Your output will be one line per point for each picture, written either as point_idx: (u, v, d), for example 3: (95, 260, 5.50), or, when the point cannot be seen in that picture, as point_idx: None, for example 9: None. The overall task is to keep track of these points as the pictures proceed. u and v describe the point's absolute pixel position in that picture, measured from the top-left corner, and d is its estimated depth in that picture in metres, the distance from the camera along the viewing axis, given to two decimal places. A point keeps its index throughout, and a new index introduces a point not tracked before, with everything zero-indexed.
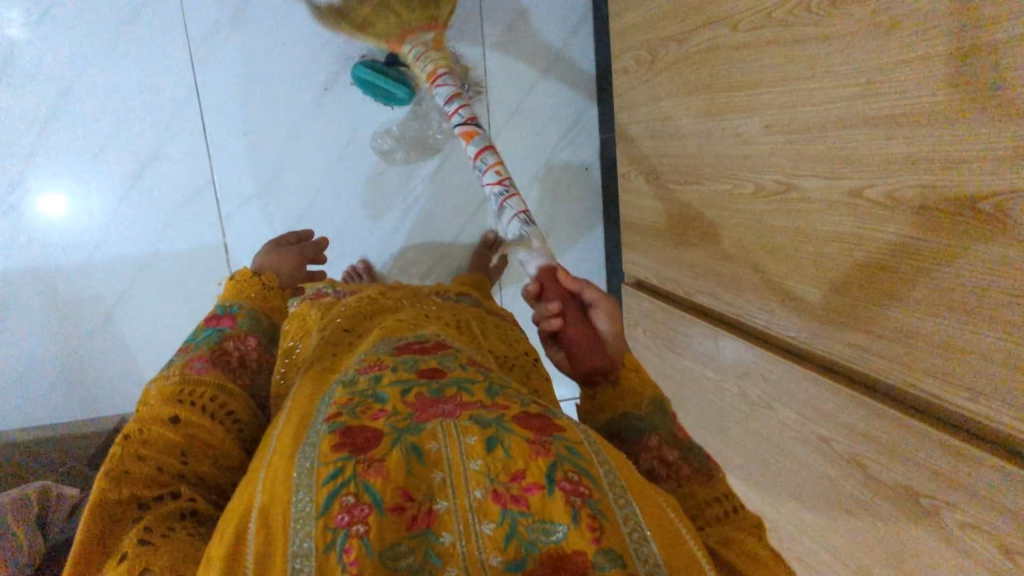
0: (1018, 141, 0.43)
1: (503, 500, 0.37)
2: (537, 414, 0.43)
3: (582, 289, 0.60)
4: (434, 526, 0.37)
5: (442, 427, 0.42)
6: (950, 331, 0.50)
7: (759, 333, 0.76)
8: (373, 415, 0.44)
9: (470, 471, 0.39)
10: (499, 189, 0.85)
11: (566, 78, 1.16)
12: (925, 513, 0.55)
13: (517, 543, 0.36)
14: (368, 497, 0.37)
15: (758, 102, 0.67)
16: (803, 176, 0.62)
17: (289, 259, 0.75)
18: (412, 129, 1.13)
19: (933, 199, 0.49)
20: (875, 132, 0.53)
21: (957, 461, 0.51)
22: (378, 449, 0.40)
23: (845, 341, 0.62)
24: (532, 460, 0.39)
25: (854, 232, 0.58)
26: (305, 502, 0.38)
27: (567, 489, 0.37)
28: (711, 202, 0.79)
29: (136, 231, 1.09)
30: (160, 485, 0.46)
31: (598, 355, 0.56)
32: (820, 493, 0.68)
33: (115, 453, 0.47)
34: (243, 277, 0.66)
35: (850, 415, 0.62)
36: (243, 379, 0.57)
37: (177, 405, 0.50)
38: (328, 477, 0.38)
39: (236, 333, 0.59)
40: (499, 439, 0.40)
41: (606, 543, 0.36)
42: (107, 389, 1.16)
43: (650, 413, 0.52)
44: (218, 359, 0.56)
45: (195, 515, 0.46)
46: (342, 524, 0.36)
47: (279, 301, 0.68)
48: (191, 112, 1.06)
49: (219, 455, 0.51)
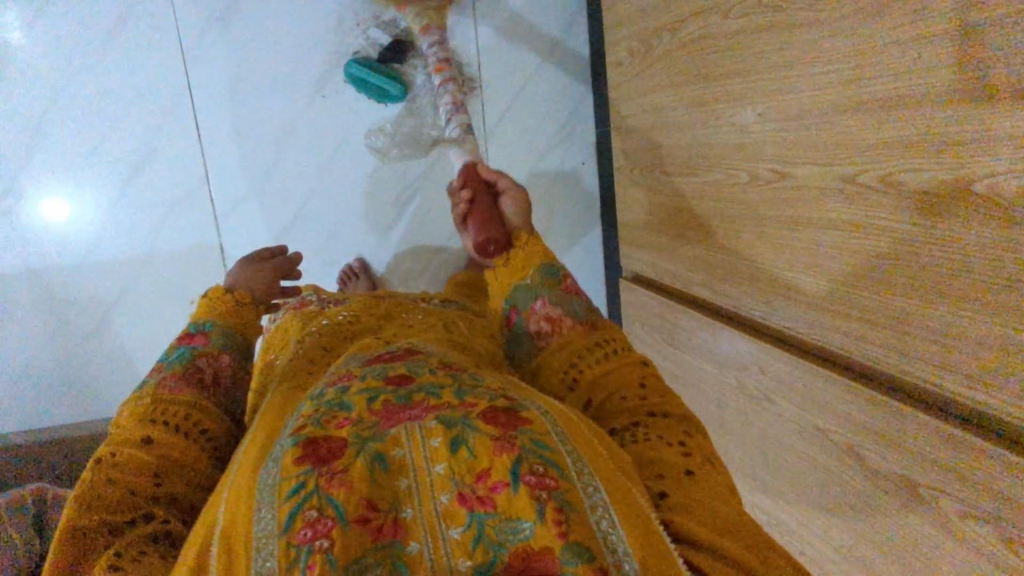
0: (1010, 122, 0.43)
1: (469, 503, 0.38)
2: (504, 409, 0.43)
3: (495, 179, 0.76)
4: (401, 536, 0.37)
5: (407, 432, 0.42)
6: (946, 317, 0.51)
7: (757, 325, 0.77)
8: (338, 424, 0.43)
9: (435, 476, 0.39)
10: (450, 108, 0.96)
11: (557, 74, 1.17)
12: (926, 503, 0.56)
13: (484, 546, 0.36)
14: (332, 509, 0.37)
15: (753, 90, 0.68)
16: (799, 164, 0.63)
17: (262, 276, 0.73)
18: (406, 126, 1.13)
19: (929, 185, 0.50)
20: (870, 118, 0.54)
21: (957, 448, 0.52)
22: (341, 459, 0.40)
23: (843, 329, 0.62)
24: (495, 458, 0.39)
25: (851, 220, 0.58)
26: (268, 520, 0.37)
27: (532, 483, 0.38)
28: (707, 192, 0.80)
29: (129, 234, 1.09)
30: (134, 507, 0.47)
31: (491, 228, 0.70)
32: (820, 484, 0.69)
33: (87, 477, 0.49)
34: (215, 295, 0.68)
35: (849, 404, 0.63)
36: (217, 396, 0.59)
37: (149, 426, 0.52)
38: (291, 492, 0.38)
39: (209, 351, 0.61)
40: (463, 440, 0.40)
41: (572, 538, 0.36)
42: (103, 395, 1.15)
43: (537, 279, 0.64)
44: (191, 376, 0.58)
45: (168, 537, 0.46)
46: (306, 540, 0.35)
47: (251, 316, 0.69)
48: (184, 111, 1.06)
49: (193, 475, 0.52)
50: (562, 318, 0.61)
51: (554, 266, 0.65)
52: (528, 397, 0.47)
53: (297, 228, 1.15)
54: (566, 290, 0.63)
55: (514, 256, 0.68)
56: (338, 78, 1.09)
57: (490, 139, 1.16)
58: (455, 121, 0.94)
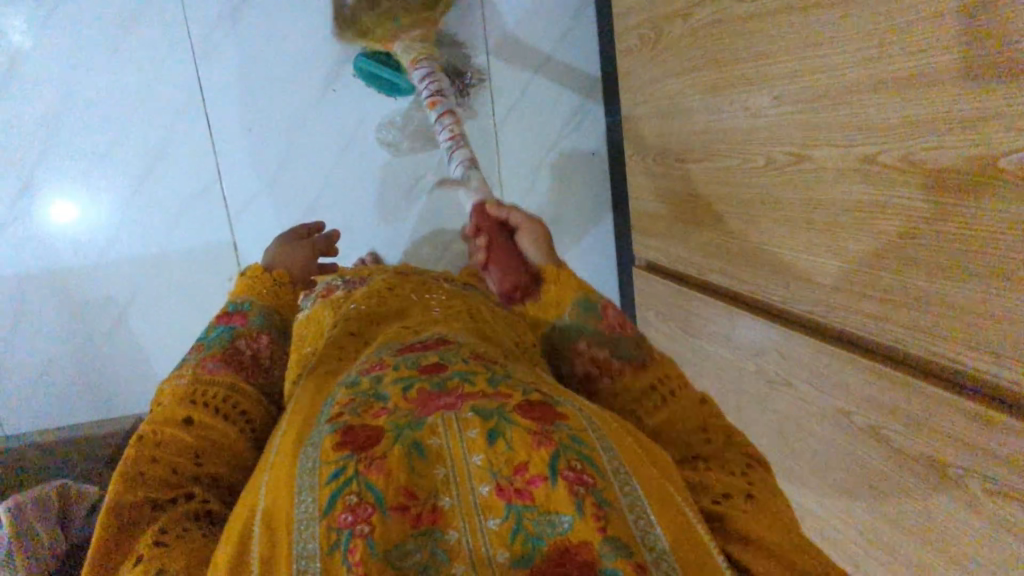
0: None
1: (507, 495, 0.38)
2: (540, 402, 0.43)
3: (509, 213, 0.67)
4: (439, 524, 0.37)
5: (442, 421, 0.42)
6: (970, 295, 0.49)
7: (774, 309, 0.75)
8: (375, 414, 0.43)
9: (473, 467, 0.39)
10: (449, 143, 0.96)
11: (568, 64, 1.15)
12: (952, 483, 0.54)
13: (523, 538, 0.36)
14: (371, 495, 0.37)
15: (767, 73, 0.66)
16: (814, 146, 0.61)
17: (300, 253, 0.83)
18: (415, 119, 1.13)
19: (952, 161, 0.48)
20: (887, 97, 0.52)
21: (984, 426, 0.50)
22: (379, 445, 0.40)
23: (865, 311, 0.60)
24: (534, 451, 0.39)
25: (873, 202, 0.56)
26: (308, 503, 0.38)
27: (570, 479, 0.37)
28: (722, 177, 0.78)
29: (143, 231, 1.10)
30: (175, 486, 0.47)
31: (517, 273, 0.64)
32: (842, 469, 0.67)
33: (131, 456, 0.49)
34: (255, 274, 0.74)
35: (871, 387, 0.61)
36: (255, 378, 0.60)
37: (189, 407, 0.52)
38: (331, 477, 0.38)
39: (248, 332, 0.64)
40: (500, 432, 0.40)
41: (612, 532, 0.35)
42: (122, 389, 1.17)
43: (576, 316, 0.59)
44: (230, 357, 0.59)
45: (209, 515, 0.47)
46: (347, 524, 0.36)
47: (289, 296, 0.76)
48: (195, 109, 1.06)
49: (232, 456, 0.52)
50: (605, 362, 0.56)
51: (593, 298, 0.59)
52: (562, 392, 0.46)
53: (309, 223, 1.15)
54: (609, 328, 0.57)
55: (546, 293, 0.62)
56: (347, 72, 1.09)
57: (501, 129, 1.15)
58: (458, 159, 0.95)
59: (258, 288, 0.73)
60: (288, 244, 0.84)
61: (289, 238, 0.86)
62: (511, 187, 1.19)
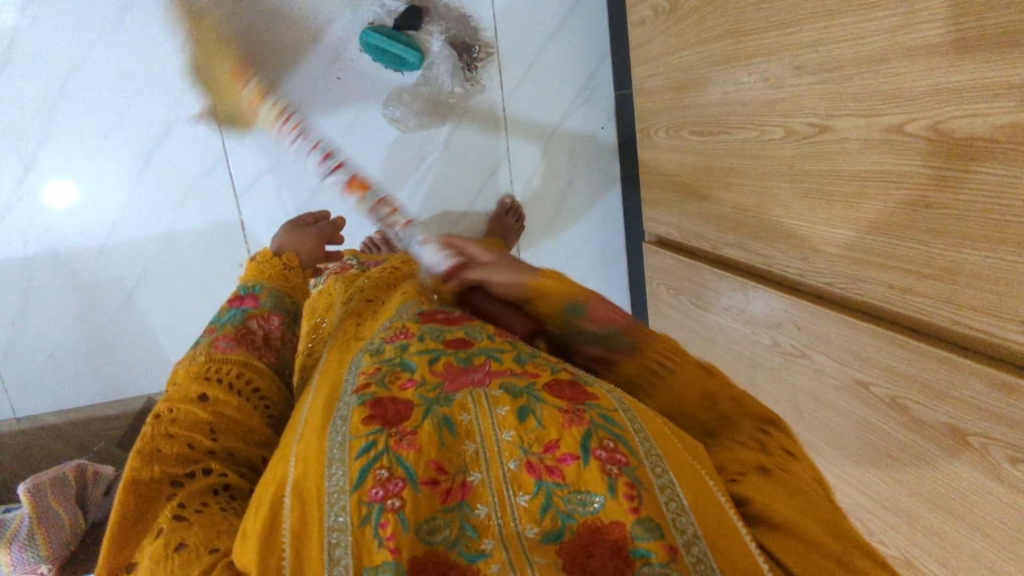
0: None
1: (538, 472, 0.38)
2: (570, 383, 0.44)
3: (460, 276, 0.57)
4: (468, 499, 0.38)
5: (472, 398, 0.43)
6: (999, 264, 0.48)
7: (790, 280, 0.74)
8: (401, 385, 0.46)
9: (503, 443, 0.40)
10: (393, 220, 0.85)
11: (575, 37, 1.14)
12: (975, 451, 0.53)
13: (553, 514, 0.37)
14: (401, 471, 0.38)
15: (787, 43, 0.65)
16: (837, 116, 0.60)
17: (311, 238, 0.79)
18: (423, 94, 1.10)
19: (981, 129, 0.47)
20: (916, 64, 0.51)
21: (1008, 395, 0.49)
22: (409, 420, 0.41)
23: (885, 282, 0.59)
24: (565, 430, 0.40)
25: (900, 171, 0.55)
26: (338, 476, 0.38)
27: (603, 458, 0.38)
28: (739, 149, 0.77)
29: (149, 212, 1.09)
30: (192, 461, 0.47)
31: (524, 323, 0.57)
32: (861, 439, 0.66)
33: (146, 433, 0.48)
34: (265, 259, 0.70)
35: (891, 356, 0.60)
36: (268, 357, 0.59)
37: (204, 384, 0.52)
38: (361, 450, 0.39)
39: (260, 312, 0.62)
40: (531, 409, 0.41)
41: (644, 514, 0.36)
42: (132, 371, 1.17)
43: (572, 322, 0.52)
44: (242, 337, 0.58)
45: (228, 489, 0.46)
46: (378, 498, 0.37)
47: (299, 280, 0.72)
48: (200, 88, 1.05)
49: (246, 431, 0.51)
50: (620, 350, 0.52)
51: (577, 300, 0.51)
52: (589, 373, 0.48)
53: (317, 202, 1.14)
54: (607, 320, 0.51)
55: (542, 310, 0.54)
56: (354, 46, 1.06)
57: (508, 105, 1.15)
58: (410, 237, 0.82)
59: (267, 272, 0.69)
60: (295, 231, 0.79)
61: (295, 224, 0.83)
62: (519, 162, 1.18)
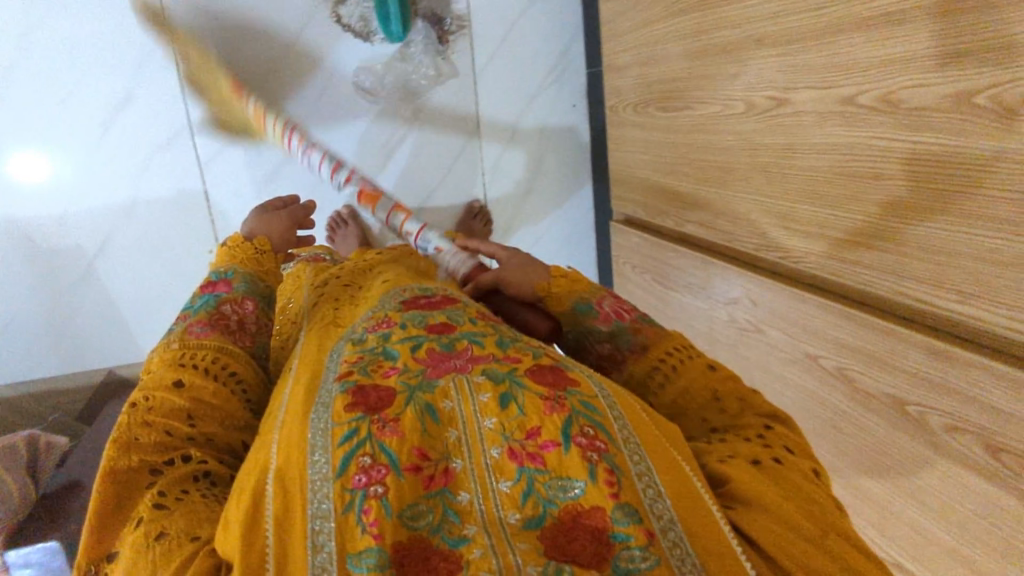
0: (1001, 26, 0.41)
1: (520, 459, 0.39)
2: (550, 367, 0.44)
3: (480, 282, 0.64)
4: (451, 485, 0.38)
5: (455, 385, 0.43)
6: (941, 235, 0.49)
7: (746, 256, 0.75)
8: (385, 372, 0.44)
9: (485, 430, 0.40)
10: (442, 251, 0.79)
11: (548, 15, 1.13)
12: (913, 419, 0.54)
13: (534, 500, 0.37)
14: (385, 457, 0.38)
15: (749, 15, 0.65)
16: (794, 89, 0.60)
17: (279, 223, 0.73)
18: (397, 70, 1.10)
19: (929, 100, 0.47)
20: (869, 34, 0.51)
21: (944, 364, 0.50)
22: (391, 407, 0.41)
23: (836, 255, 0.60)
24: (547, 417, 0.40)
25: (854, 142, 0.55)
26: (322, 463, 0.38)
27: (583, 445, 0.39)
28: (701, 125, 0.77)
29: (111, 181, 1.07)
30: (172, 448, 0.46)
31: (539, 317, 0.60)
32: (809, 411, 0.67)
33: (123, 422, 0.47)
34: (236, 244, 0.68)
35: (838, 329, 0.60)
36: (244, 342, 0.57)
37: (179, 370, 0.51)
38: (344, 437, 0.39)
39: (233, 297, 0.60)
40: (513, 397, 0.41)
41: (623, 499, 0.37)
42: (93, 344, 1.14)
43: (574, 317, 0.58)
44: (216, 322, 0.56)
45: (209, 476, 0.46)
46: (361, 484, 0.37)
47: (272, 265, 0.69)
48: (165, 54, 1.03)
49: (226, 416, 0.50)
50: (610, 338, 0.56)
51: (586, 299, 0.58)
52: (569, 358, 0.48)
53: (284, 175, 1.13)
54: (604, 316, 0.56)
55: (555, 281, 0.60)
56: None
57: (480, 80, 1.13)
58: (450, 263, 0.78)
59: (238, 257, 0.67)
60: (265, 214, 0.74)
61: (265, 208, 0.77)
62: (491, 141, 1.17)
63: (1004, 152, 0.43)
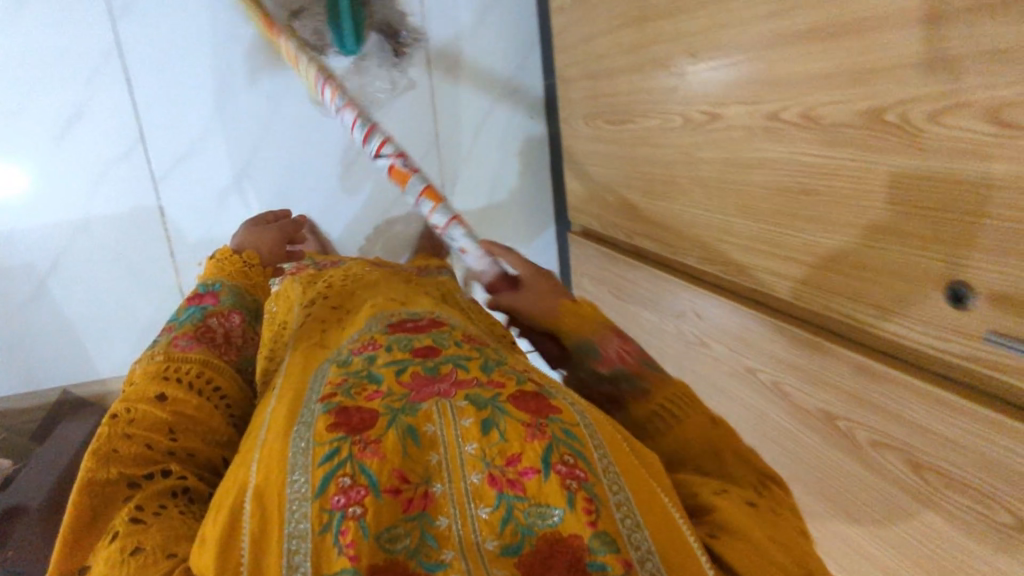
0: (909, 44, 0.42)
1: (499, 484, 0.38)
2: (534, 394, 0.43)
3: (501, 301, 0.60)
4: (430, 509, 0.37)
5: (437, 408, 0.42)
6: (862, 251, 0.49)
7: (690, 270, 0.75)
8: (368, 396, 0.43)
9: (466, 455, 0.39)
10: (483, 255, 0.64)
11: (504, 27, 1.13)
12: (843, 434, 0.54)
13: (513, 527, 0.36)
14: (364, 478, 0.37)
15: (683, 31, 0.65)
16: (726, 104, 0.61)
17: (270, 239, 0.83)
18: (351, 82, 1.09)
19: (846, 117, 0.47)
20: (791, 51, 0.51)
21: (869, 379, 0.50)
22: (373, 429, 0.40)
23: (770, 270, 0.60)
24: (527, 443, 0.39)
25: (781, 158, 0.55)
26: (301, 483, 0.38)
27: (563, 472, 0.37)
28: (646, 139, 0.77)
29: (62, 197, 1.04)
30: (152, 462, 0.46)
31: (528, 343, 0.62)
32: (752, 426, 0.67)
33: (102, 433, 0.46)
34: (225, 256, 0.73)
35: (774, 344, 0.61)
36: (230, 355, 0.58)
37: (162, 384, 0.50)
38: (324, 457, 0.39)
39: (219, 311, 0.61)
40: (494, 422, 0.40)
41: (602, 527, 0.35)
42: (47, 364, 1.11)
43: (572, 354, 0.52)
44: (203, 335, 0.57)
45: (188, 492, 0.45)
46: (339, 505, 0.36)
47: (260, 278, 0.75)
48: (117, 67, 1.01)
49: (208, 431, 0.50)
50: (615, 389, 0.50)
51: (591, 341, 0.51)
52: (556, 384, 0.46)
53: (240, 190, 1.10)
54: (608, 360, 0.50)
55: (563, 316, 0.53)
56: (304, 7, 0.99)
57: (436, 92, 1.13)
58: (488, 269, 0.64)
59: (227, 269, 0.72)
60: (257, 231, 0.84)
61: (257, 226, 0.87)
62: (450, 153, 1.17)
63: (903, 170, 0.44)
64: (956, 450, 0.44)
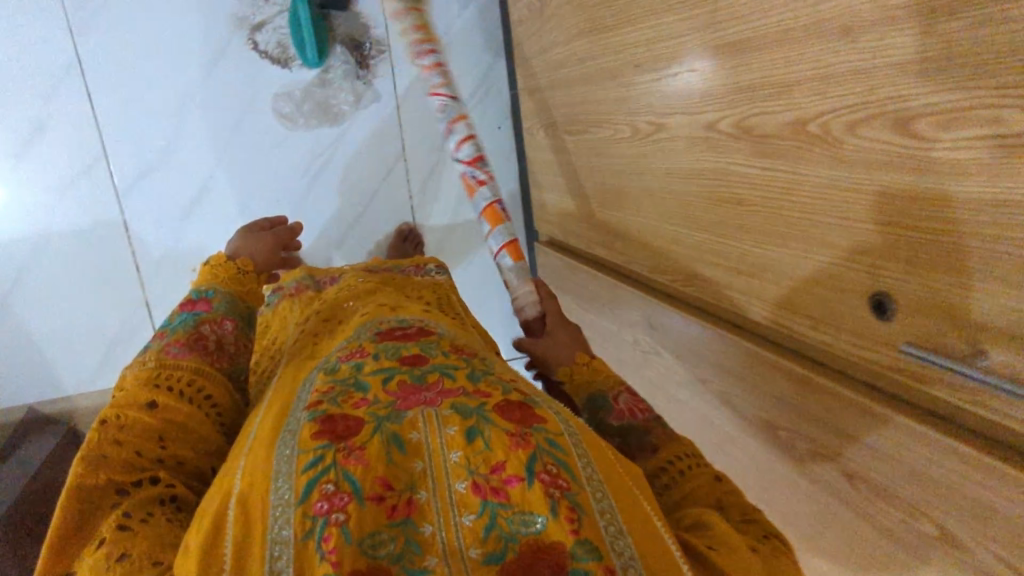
0: (829, 55, 0.42)
1: (483, 492, 0.35)
2: (518, 403, 0.40)
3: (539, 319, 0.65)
4: (414, 516, 0.34)
5: (423, 416, 0.39)
6: (794, 261, 0.49)
7: (644, 278, 0.75)
8: (354, 404, 0.41)
9: (450, 463, 0.36)
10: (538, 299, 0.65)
11: (468, 37, 1.13)
12: (783, 442, 0.54)
13: (497, 535, 0.33)
14: (348, 485, 0.34)
15: (629, 41, 0.65)
16: (670, 114, 0.61)
17: (264, 243, 0.69)
18: (314, 95, 1.09)
19: (776, 128, 0.48)
20: (725, 62, 0.52)
21: (805, 389, 0.50)
22: (358, 434, 0.38)
23: (715, 279, 0.60)
24: (511, 452, 0.36)
25: (719, 168, 0.55)
26: (285, 489, 0.35)
27: (547, 481, 0.34)
28: (599, 149, 0.77)
29: (23, 213, 1.03)
30: (138, 469, 0.42)
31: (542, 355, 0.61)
32: (704, 434, 0.67)
33: (92, 439, 0.43)
34: (218, 262, 0.63)
35: (720, 353, 0.61)
36: (222, 363, 0.52)
37: (152, 390, 0.46)
38: (308, 464, 0.36)
39: (212, 316, 0.55)
40: (479, 430, 0.37)
41: (586, 536, 0.32)
42: (11, 381, 1.10)
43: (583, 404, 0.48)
44: (194, 343, 0.51)
45: (176, 501, 0.41)
46: (322, 511, 0.33)
47: (254, 286, 0.64)
48: (77, 81, 1.01)
49: (199, 440, 0.46)
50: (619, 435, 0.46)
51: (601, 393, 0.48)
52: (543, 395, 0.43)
53: (204, 204, 1.10)
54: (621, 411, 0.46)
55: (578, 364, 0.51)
56: (269, 21, 1.05)
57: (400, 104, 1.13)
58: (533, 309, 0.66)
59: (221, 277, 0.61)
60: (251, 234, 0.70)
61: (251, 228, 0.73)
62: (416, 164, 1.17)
63: (825, 182, 0.45)
64: (883, 459, 0.44)
